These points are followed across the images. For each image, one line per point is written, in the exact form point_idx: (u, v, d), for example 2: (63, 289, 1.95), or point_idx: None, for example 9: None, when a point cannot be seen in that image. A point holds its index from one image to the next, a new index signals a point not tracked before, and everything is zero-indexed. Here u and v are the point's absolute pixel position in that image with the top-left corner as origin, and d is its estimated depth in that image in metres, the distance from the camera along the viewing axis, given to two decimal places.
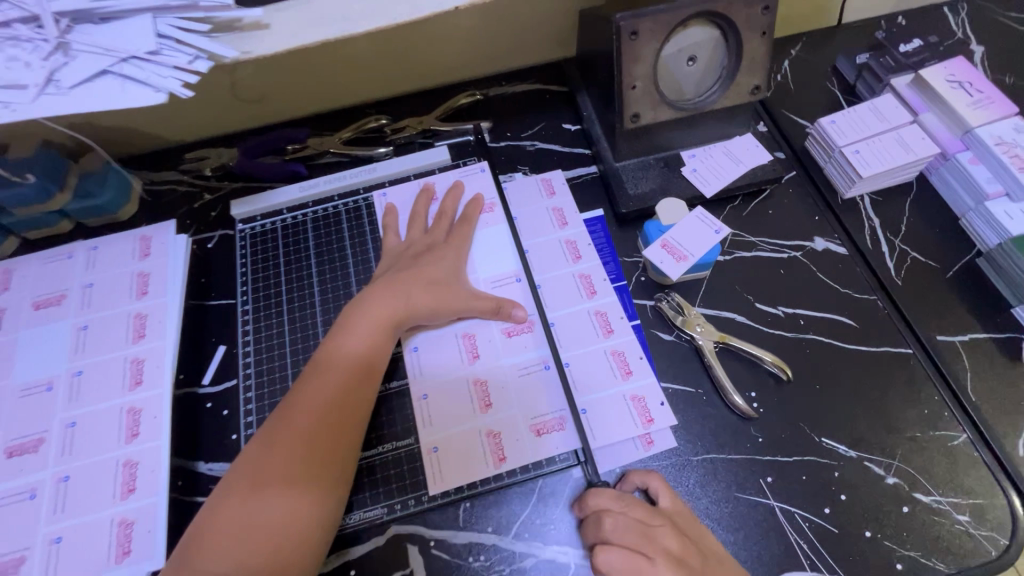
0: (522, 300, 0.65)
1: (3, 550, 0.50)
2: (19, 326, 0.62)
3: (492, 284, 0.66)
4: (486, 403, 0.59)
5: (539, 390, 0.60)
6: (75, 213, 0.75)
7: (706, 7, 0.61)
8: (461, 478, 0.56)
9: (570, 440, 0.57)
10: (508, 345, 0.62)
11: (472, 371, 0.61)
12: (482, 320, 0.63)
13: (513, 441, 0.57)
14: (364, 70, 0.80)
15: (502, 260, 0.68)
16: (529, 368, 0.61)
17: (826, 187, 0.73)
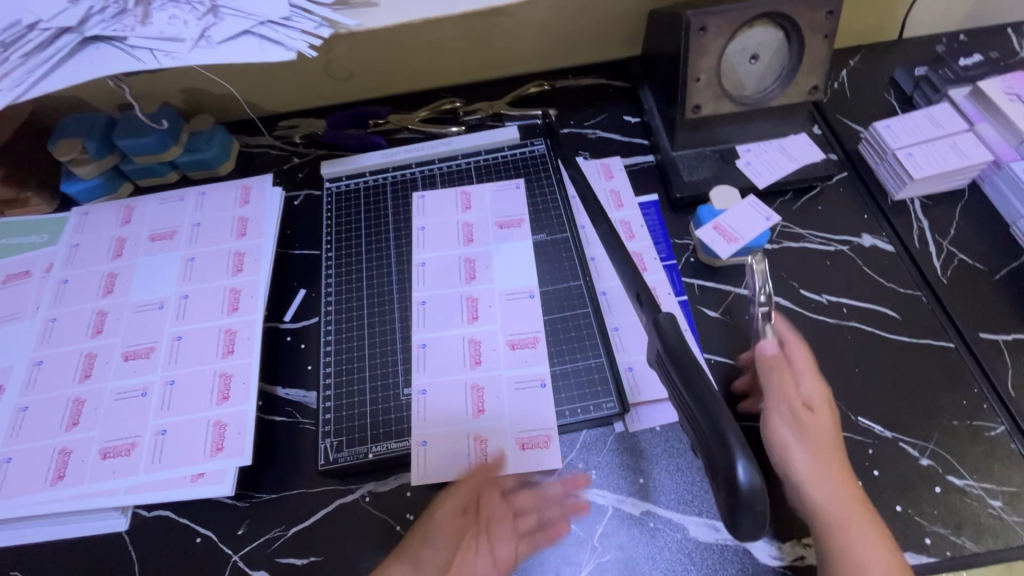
0: (528, 316, 0.65)
1: (119, 435, 0.59)
2: (138, 253, 0.71)
3: (506, 296, 0.67)
4: (478, 409, 0.60)
5: (533, 403, 0.60)
6: (184, 166, 0.82)
7: (774, 8, 0.66)
8: (438, 475, 0.58)
9: (551, 461, 0.58)
10: (511, 358, 0.63)
11: (473, 376, 0.62)
12: (489, 326, 0.65)
13: (495, 449, 0.58)
14: (445, 56, 0.87)
15: (523, 274, 0.68)
16: (527, 382, 0.62)
17: (877, 189, 0.76)
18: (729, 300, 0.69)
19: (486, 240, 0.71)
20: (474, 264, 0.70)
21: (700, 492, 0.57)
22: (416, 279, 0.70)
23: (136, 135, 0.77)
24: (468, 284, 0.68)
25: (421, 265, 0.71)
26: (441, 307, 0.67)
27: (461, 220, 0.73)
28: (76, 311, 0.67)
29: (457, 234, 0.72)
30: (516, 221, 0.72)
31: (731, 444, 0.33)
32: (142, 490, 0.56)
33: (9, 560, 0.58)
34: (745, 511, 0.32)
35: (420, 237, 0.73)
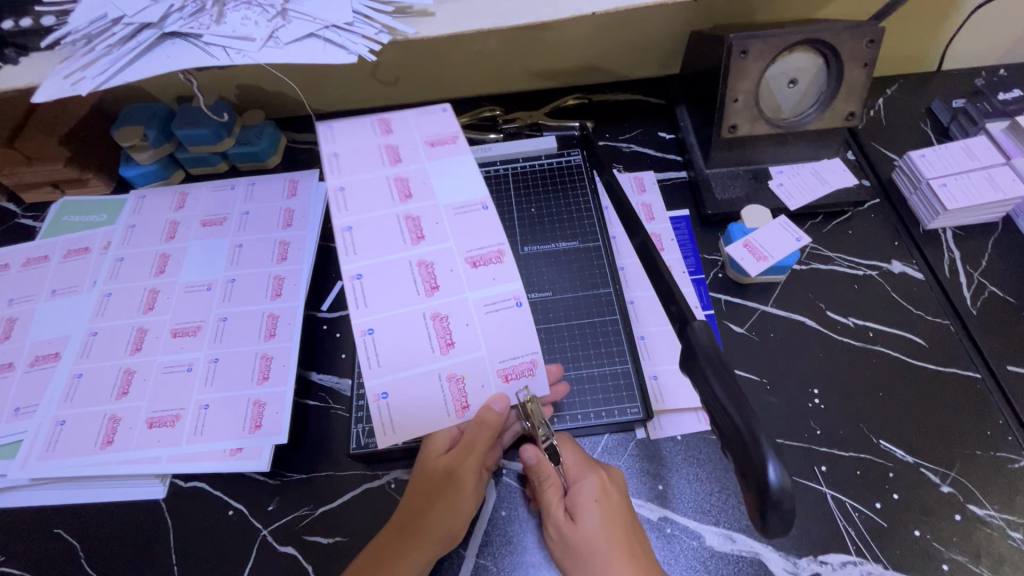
0: (492, 229, 0.54)
1: (166, 406, 0.62)
2: (189, 237, 0.75)
3: (453, 211, 0.55)
4: (448, 343, 0.52)
5: (512, 326, 0.53)
6: (234, 158, 0.85)
7: (816, 36, 0.67)
8: (414, 432, 0.51)
9: (538, 386, 0.53)
10: (472, 278, 0.53)
11: (430, 305, 0.52)
12: (440, 245, 0.53)
13: (476, 389, 0.53)
14: (488, 66, 0.91)
15: (468, 180, 0.56)
16: (499, 302, 0.53)
17: (909, 217, 0.77)
18: (755, 317, 0.70)
19: (417, 159, 0.57)
20: (408, 179, 0.56)
21: (718, 502, 0.58)
22: (333, 202, 0.54)
23: (192, 125, 0.80)
24: (404, 203, 0.55)
25: (340, 188, 0.55)
26: (372, 227, 0.53)
27: (379, 142, 0.58)
28: (129, 287, 0.71)
29: (378, 155, 0.57)
30: (449, 137, 0.59)
31: (763, 447, 0.34)
32: (183, 459, 0.60)
33: (55, 518, 0.61)
34: (774, 511, 0.33)
35: (337, 159, 0.57)
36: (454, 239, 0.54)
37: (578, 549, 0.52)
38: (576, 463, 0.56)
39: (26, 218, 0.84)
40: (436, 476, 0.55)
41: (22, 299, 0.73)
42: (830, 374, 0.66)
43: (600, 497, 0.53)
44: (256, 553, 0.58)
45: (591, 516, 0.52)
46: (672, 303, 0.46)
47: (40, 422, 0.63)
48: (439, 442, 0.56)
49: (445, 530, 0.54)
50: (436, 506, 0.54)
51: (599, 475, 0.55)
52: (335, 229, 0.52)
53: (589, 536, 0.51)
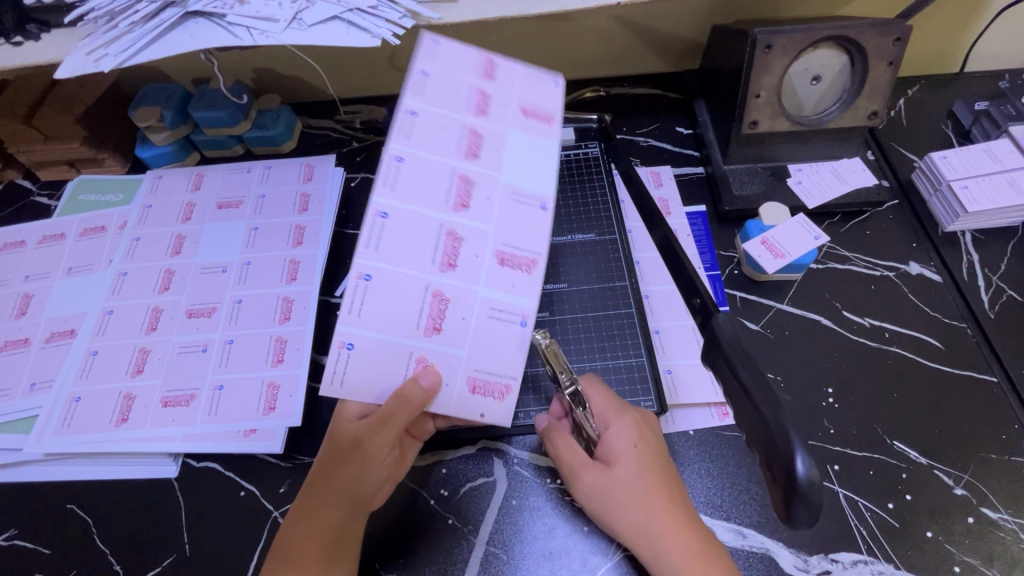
0: (534, 231, 0.50)
1: (180, 387, 0.63)
2: (205, 220, 0.76)
3: (510, 195, 0.50)
4: (435, 328, 0.49)
5: (507, 340, 0.51)
6: (250, 141, 0.84)
7: (841, 32, 0.67)
8: (366, 390, 0.50)
9: (498, 414, 0.53)
10: (491, 275, 0.50)
11: (437, 280, 0.48)
12: (478, 227, 0.49)
13: (446, 386, 0.51)
14: (506, 55, 0.90)
15: (544, 173, 0.51)
16: (505, 313, 0.51)
17: (927, 219, 0.76)
18: (770, 314, 0.70)
19: (504, 120, 0.52)
20: (483, 139, 0.51)
21: (729, 497, 0.58)
22: (397, 125, 0.49)
23: (208, 107, 0.79)
24: (466, 162, 0.50)
25: (411, 114, 0.50)
26: (425, 171, 0.49)
27: (472, 85, 0.53)
28: (146, 268, 0.72)
29: (466, 99, 0.52)
30: (546, 114, 0.54)
31: (791, 438, 0.33)
32: (197, 439, 0.61)
33: (67, 494, 0.61)
34: (801, 503, 0.33)
35: (423, 84, 0.51)
36: (495, 227, 0.50)
37: (616, 492, 0.52)
38: (605, 405, 0.56)
39: (41, 195, 0.84)
40: (340, 443, 0.53)
41: (38, 276, 0.74)
42: (845, 373, 0.65)
43: (638, 442, 0.54)
44: (266, 535, 0.58)
45: (631, 462, 0.53)
46: (695, 295, 0.47)
47: (56, 397, 0.64)
48: (351, 408, 0.54)
49: (352, 495, 0.53)
50: (341, 473, 0.53)
51: (633, 418, 0.55)
52: (386, 156, 0.48)
53: (628, 479, 0.52)
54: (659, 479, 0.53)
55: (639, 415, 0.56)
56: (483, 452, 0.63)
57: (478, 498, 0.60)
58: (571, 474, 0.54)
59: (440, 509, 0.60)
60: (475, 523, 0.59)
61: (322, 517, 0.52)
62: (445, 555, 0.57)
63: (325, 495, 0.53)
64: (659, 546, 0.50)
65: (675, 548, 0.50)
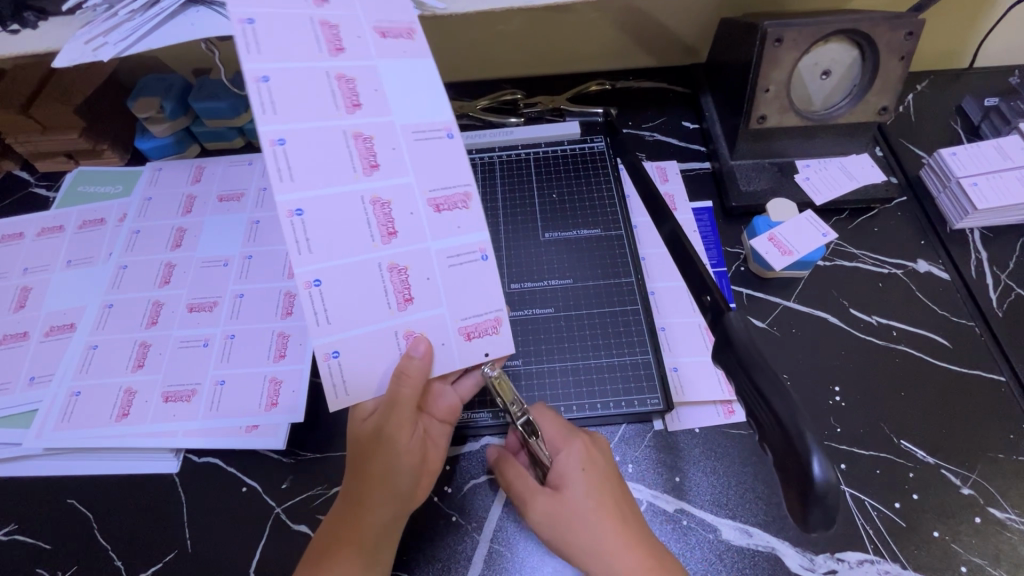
0: (455, 162, 0.51)
1: (181, 382, 0.63)
2: (206, 212, 0.75)
3: (413, 133, 0.50)
4: (406, 298, 0.50)
5: (472, 282, 0.51)
6: (251, 133, 0.82)
7: (853, 26, 0.66)
8: (365, 393, 0.50)
9: (502, 344, 0.53)
10: (433, 224, 0.50)
11: (386, 255, 0.49)
12: (398, 180, 0.49)
13: (438, 346, 0.52)
14: (511, 47, 0.88)
15: (429, 100, 0.51)
16: (461, 255, 0.51)
17: (936, 216, 0.75)
18: (777, 312, 0.69)
19: (364, 51, 0.49)
20: (355, 82, 0.48)
21: (735, 496, 0.58)
22: (256, 100, 0.45)
23: (210, 99, 0.78)
24: (352, 115, 0.48)
25: (264, 81, 0.45)
26: (312, 147, 0.46)
27: (312, 16, 0.49)
28: (146, 261, 0.72)
29: (317, 38, 0.48)
30: (404, 31, 0.52)
31: (809, 442, 0.33)
32: (198, 435, 0.60)
33: (68, 489, 0.60)
34: (817, 506, 0.33)
35: (256, 33, 0.46)
36: (411, 173, 0.50)
37: (562, 520, 0.51)
38: (556, 433, 0.56)
39: (39, 186, 0.82)
40: (364, 436, 0.53)
41: (36, 268, 0.73)
42: (852, 371, 0.65)
43: (586, 465, 0.53)
44: (269, 531, 0.57)
45: (578, 485, 0.52)
46: (706, 292, 0.46)
47: (55, 392, 0.63)
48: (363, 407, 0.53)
49: (390, 488, 0.52)
50: (372, 467, 0.52)
51: (583, 442, 0.55)
52: (265, 143, 0.44)
53: (576, 500, 0.51)
54: (609, 502, 0.51)
55: (589, 438, 0.56)
56: (488, 448, 0.62)
57: (482, 496, 0.60)
58: (521, 503, 0.53)
59: (444, 505, 0.59)
60: (479, 519, 0.58)
61: (367, 516, 0.50)
62: (449, 552, 0.57)
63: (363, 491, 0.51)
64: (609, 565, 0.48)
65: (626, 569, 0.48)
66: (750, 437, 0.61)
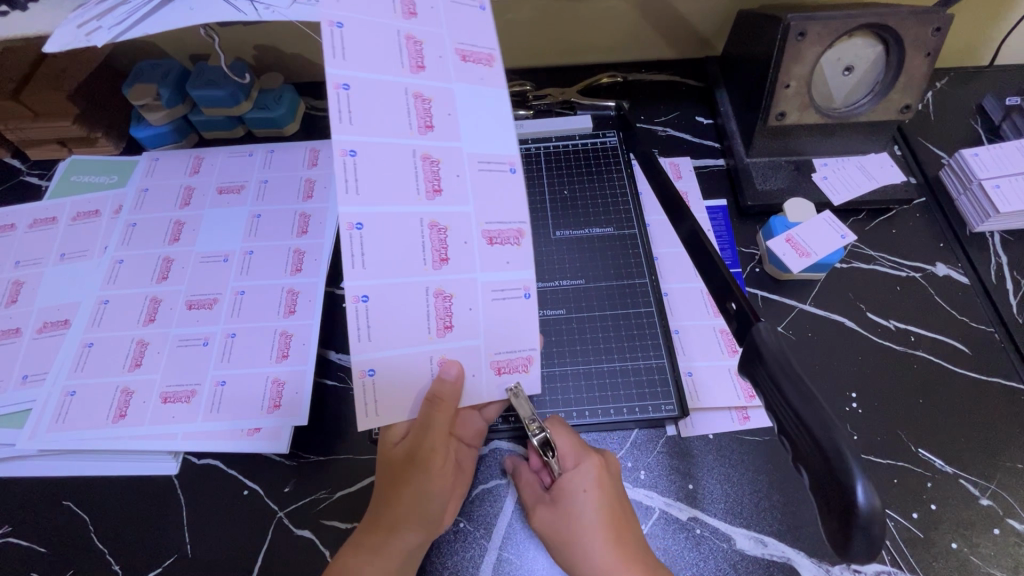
0: (515, 197, 0.47)
1: (180, 382, 0.61)
2: (205, 206, 0.73)
3: (477, 163, 0.47)
4: (446, 325, 0.48)
5: (514, 318, 0.49)
6: (251, 122, 0.79)
7: (880, 20, 0.63)
8: (396, 414, 0.50)
9: (529, 383, 0.52)
10: (485, 256, 0.48)
11: (435, 280, 0.47)
12: (459, 209, 0.47)
13: (471, 376, 0.50)
14: (520, 37, 0.86)
15: (499, 131, 0.48)
16: (507, 291, 0.49)
17: (955, 219, 0.74)
18: (792, 315, 0.68)
19: (444, 72, 0.47)
20: (432, 104, 0.46)
21: (749, 505, 0.57)
22: (334, 107, 0.43)
23: (207, 86, 0.74)
24: (424, 136, 0.45)
25: (345, 89, 0.43)
26: (382, 162, 0.44)
27: (398, 29, 0.46)
28: (143, 255, 0.69)
29: (398, 53, 0.46)
30: (485, 56, 0.49)
31: (850, 462, 0.32)
32: (198, 437, 0.58)
33: (63, 490, 0.59)
34: (861, 533, 0.31)
35: (343, 39, 0.44)
36: (473, 203, 0.47)
37: (561, 536, 0.51)
38: (569, 450, 0.54)
39: (31, 175, 0.80)
40: (399, 456, 0.52)
41: (28, 262, 0.70)
42: (869, 377, 0.63)
43: (590, 486, 0.51)
44: (271, 537, 0.56)
45: (581, 505, 0.51)
46: (729, 299, 0.44)
47: (50, 391, 0.61)
48: (395, 430, 0.53)
49: (420, 510, 0.50)
50: (404, 487, 0.51)
51: (595, 461, 0.53)
52: (336, 153, 0.43)
53: (577, 520, 0.50)
54: (611, 523, 0.50)
55: (602, 458, 0.54)
56: (498, 454, 0.60)
57: (490, 502, 0.58)
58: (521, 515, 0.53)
59: None
60: (487, 526, 0.57)
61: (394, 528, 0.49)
62: (456, 559, 0.55)
63: (391, 511, 0.50)
64: None
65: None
66: (766, 444, 0.59)
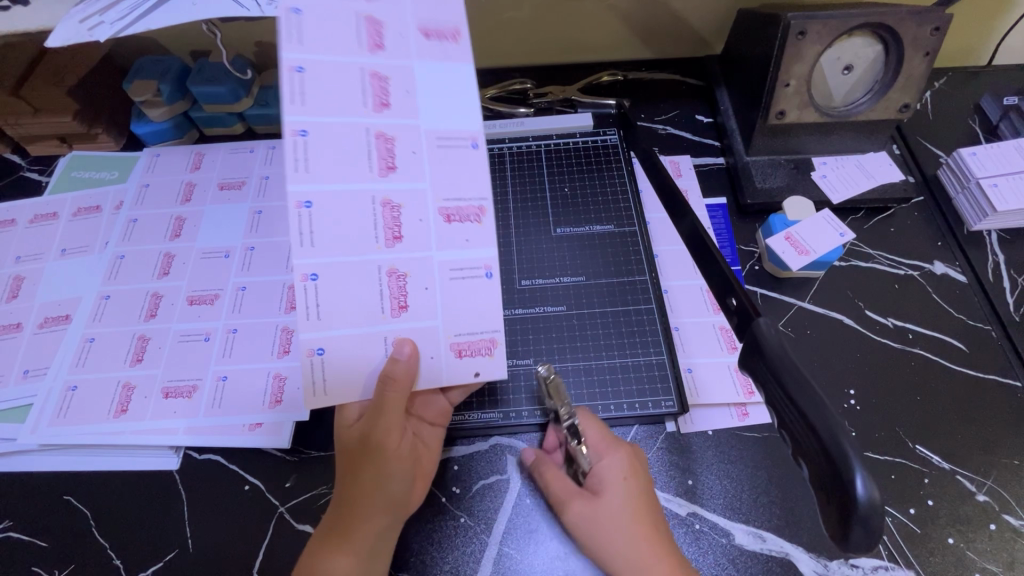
0: (477, 173, 0.49)
1: (181, 377, 0.61)
2: (206, 201, 0.73)
3: (436, 140, 0.49)
4: (400, 305, 0.48)
5: (471, 298, 0.50)
6: (252, 119, 0.79)
7: (879, 20, 0.64)
8: (349, 394, 0.49)
9: (494, 367, 0.52)
10: (440, 235, 0.49)
11: (387, 258, 0.47)
12: (411, 185, 0.48)
13: (426, 357, 0.50)
14: (520, 35, 0.86)
15: (461, 108, 0.49)
16: (466, 270, 0.49)
17: (953, 218, 0.74)
18: (791, 312, 0.68)
19: (406, 52, 0.48)
20: (388, 81, 0.48)
21: (748, 500, 0.57)
22: (287, 88, 0.45)
23: (208, 83, 0.74)
24: (378, 115, 0.47)
25: (299, 71, 0.45)
26: (333, 142, 0.46)
27: (358, 10, 0.48)
28: (143, 251, 0.69)
29: (357, 35, 0.47)
30: (448, 31, 0.50)
31: (850, 457, 0.32)
32: (200, 432, 0.59)
33: (64, 485, 0.59)
34: (861, 525, 0.32)
35: (302, 24, 0.46)
36: (428, 179, 0.48)
37: (598, 527, 0.50)
38: (599, 439, 0.54)
39: (31, 171, 0.80)
40: (355, 439, 0.52)
41: (29, 257, 0.70)
42: (867, 375, 0.64)
43: (628, 475, 0.52)
44: (272, 532, 0.56)
45: (618, 494, 0.51)
46: (728, 294, 0.45)
47: (51, 385, 0.61)
48: (350, 411, 0.54)
49: (380, 496, 0.50)
50: (362, 474, 0.50)
51: (625, 451, 0.54)
52: (288, 133, 0.44)
53: (614, 509, 0.50)
54: (646, 511, 0.51)
55: (633, 447, 0.55)
56: (497, 450, 0.61)
57: (491, 497, 0.58)
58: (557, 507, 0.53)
59: (452, 506, 0.58)
60: (488, 521, 0.57)
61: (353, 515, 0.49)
62: (457, 555, 0.56)
63: (352, 500, 0.50)
64: None
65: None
66: (765, 441, 0.60)
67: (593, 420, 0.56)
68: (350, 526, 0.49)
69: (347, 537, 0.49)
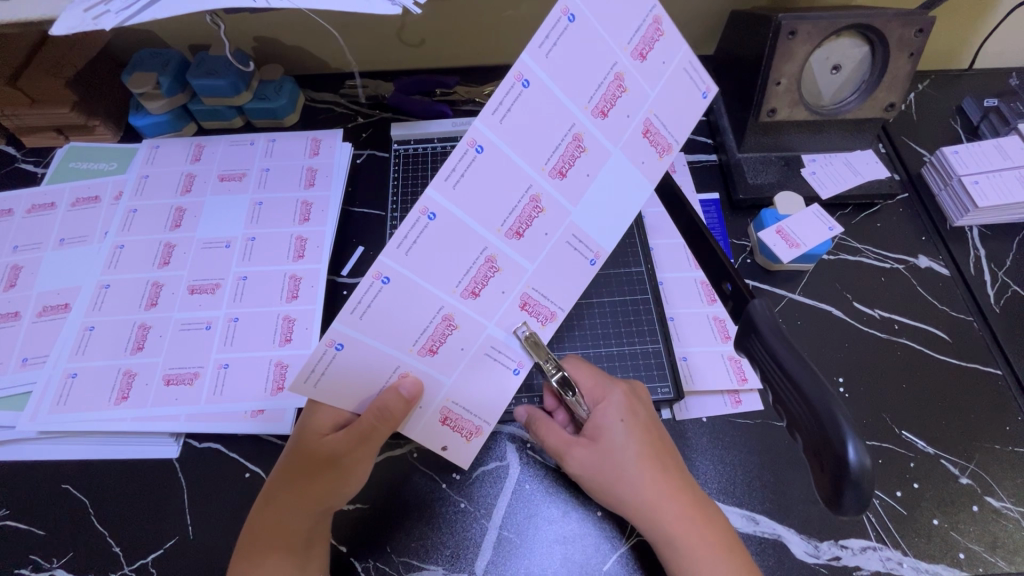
0: (564, 278, 0.51)
1: (182, 365, 0.62)
2: (206, 192, 0.74)
3: (568, 237, 0.48)
4: (432, 349, 0.49)
5: (490, 380, 0.53)
6: (251, 113, 0.80)
7: (866, 21, 0.66)
8: (334, 393, 0.48)
9: (458, 447, 0.56)
10: (507, 313, 0.50)
11: (454, 305, 0.47)
12: (518, 260, 0.47)
13: (419, 410, 0.52)
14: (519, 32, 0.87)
15: (613, 220, 0.49)
16: (504, 355, 0.52)
17: (936, 214, 0.77)
18: (783, 303, 0.70)
19: (617, 137, 0.45)
20: (581, 155, 0.45)
21: (741, 484, 0.59)
22: (500, 94, 0.40)
23: (208, 76, 0.74)
24: (546, 179, 0.44)
25: (523, 85, 0.40)
26: (499, 172, 0.42)
27: (614, 63, 0.43)
28: (143, 241, 0.70)
29: (596, 86, 0.43)
30: (664, 143, 0.48)
31: (842, 427, 0.34)
32: (203, 418, 0.59)
33: (63, 474, 0.58)
34: (851, 488, 0.34)
35: (563, 36, 0.40)
36: (535, 264, 0.48)
37: (601, 470, 0.53)
38: (593, 385, 0.57)
39: (26, 162, 0.79)
40: (318, 458, 0.50)
41: (26, 246, 0.70)
42: (857, 363, 0.66)
43: (626, 416, 0.54)
44: None
45: (616, 436, 0.53)
46: (726, 279, 0.46)
47: (50, 373, 0.61)
48: (322, 422, 0.51)
49: (332, 504, 0.51)
50: (320, 485, 0.50)
51: (622, 390, 0.56)
52: (466, 141, 0.40)
53: (616, 450, 0.53)
54: (648, 449, 0.53)
55: (627, 386, 0.57)
56: (511, 435, 0.62)
57: (491, 483, 0.59)
58: (557, 456, 0.55)
59: (452, 493, 0.59)
60: (487, 506, 0.58)
61: (297, 521, 0.50)
62: (457, 539, 0.56)
63: (302, 505, 0.50)
64: (654, 517, 0.50)
65: (669, 519, 0.50)
66: (757, 426, 0.61)
67: (586, 368, 0.59)
68: (291, 529, 0.50)
69: (283, 539, 0.50)
